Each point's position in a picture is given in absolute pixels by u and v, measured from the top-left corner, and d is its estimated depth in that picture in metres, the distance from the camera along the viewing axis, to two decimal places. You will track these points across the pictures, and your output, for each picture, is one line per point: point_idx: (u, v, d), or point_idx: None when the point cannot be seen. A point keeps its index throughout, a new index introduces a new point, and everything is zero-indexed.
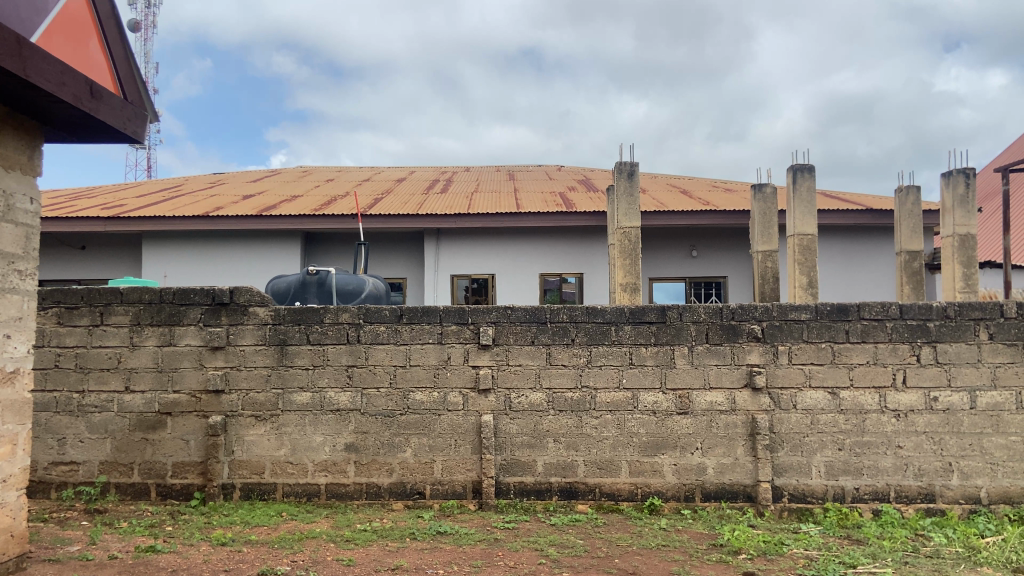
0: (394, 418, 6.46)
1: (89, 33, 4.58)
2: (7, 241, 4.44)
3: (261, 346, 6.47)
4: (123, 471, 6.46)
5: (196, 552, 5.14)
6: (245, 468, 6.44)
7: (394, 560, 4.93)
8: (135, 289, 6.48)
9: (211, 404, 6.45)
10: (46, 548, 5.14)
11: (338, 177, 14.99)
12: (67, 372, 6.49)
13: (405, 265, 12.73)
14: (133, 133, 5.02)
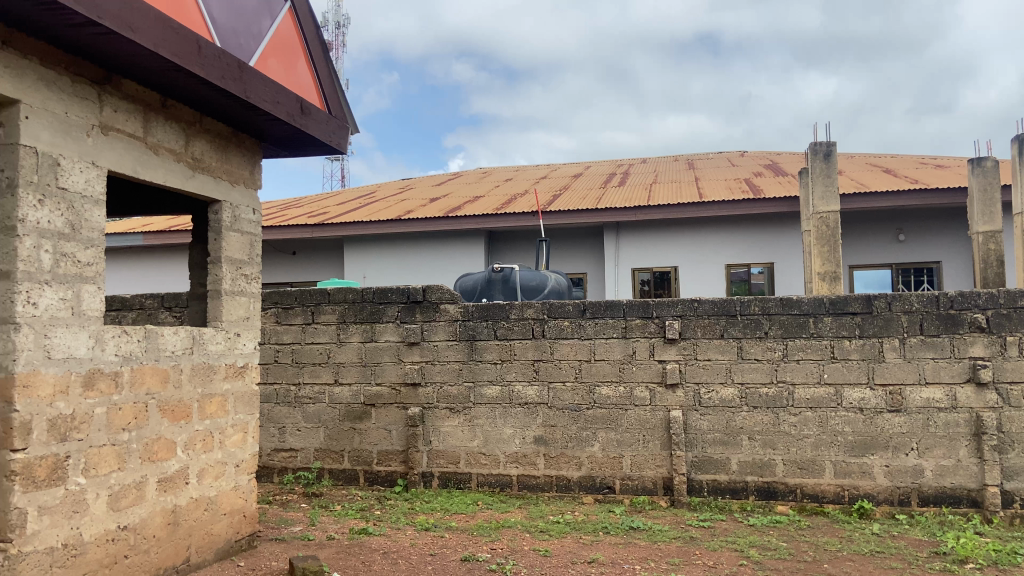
0: (582, 412, 6.49)
1: (298, 54, 4.98)
2: (235, 249, 4.92)
3: (454, 341, 6.74)
4: (335, 457, 6.98)
5: (403, 536, 5.46)
6: (442, 458, 6.74)
7: (590, 553, 4.96)
8: (340, 289, 6.98)
9: (410, 396, 6.82)
10: (274, 528, 5.67)
11: (517, 176, 15.33)
12: (285, 366, 7.11)
13: (585, 260, 12.76)
14: (338, 144, 5.40)
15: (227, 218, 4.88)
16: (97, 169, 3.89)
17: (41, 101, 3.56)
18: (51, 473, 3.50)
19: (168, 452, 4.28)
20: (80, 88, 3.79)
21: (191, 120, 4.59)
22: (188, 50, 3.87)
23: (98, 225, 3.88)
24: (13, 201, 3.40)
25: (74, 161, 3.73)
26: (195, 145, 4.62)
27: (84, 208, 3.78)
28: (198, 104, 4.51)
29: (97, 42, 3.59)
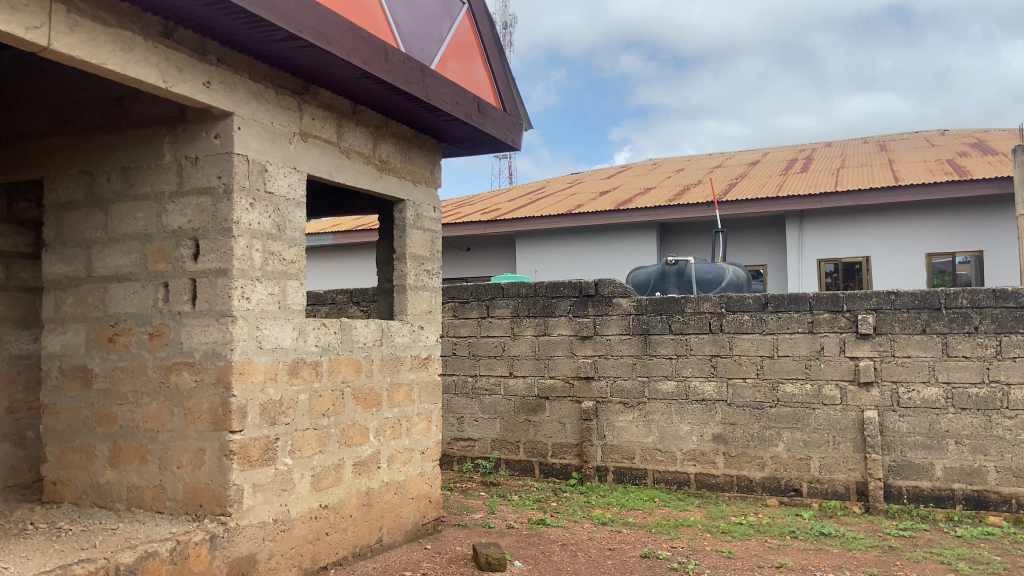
0: (764, 410, 6.21)
1: (474, 55, 5.13)
2: (418, 245, 5.15)
3: (627, 335, 6.68)
4: (511, 448, 7.14)
5: (580, 528, 5.49)
6: (617, 453, 6.70)
7: (777, 557, 4.73)
8: (514, 284, 7.12)
9: (583, 390, 6.84)
10: (457, 514, 5.89)
11: (688, 167, 14.93)
12: (463, 358, 7.35)
13: (764, 251, 12.22)
14: (512, 141, 5.52)
15: (411, 216, 5.11)
16: (299, 173, 4.20)
17: (251, 112, 3.90)
18: (263, 454, 3.83)
19: (361, 438, 4.55)
20: (282, 99, 4.12)
21: (378, 124, 4.86)
22: (376, 57, 4.08)
23: (300, 226, 4.19)
24: (230, 205, 3.74)
25: (279, 167, 4.05)
26: (382, 148, 4.87)
27: (287, 210, 4.09)
28: (384, 108, 4.76)
29: (298, 56, 3.87)
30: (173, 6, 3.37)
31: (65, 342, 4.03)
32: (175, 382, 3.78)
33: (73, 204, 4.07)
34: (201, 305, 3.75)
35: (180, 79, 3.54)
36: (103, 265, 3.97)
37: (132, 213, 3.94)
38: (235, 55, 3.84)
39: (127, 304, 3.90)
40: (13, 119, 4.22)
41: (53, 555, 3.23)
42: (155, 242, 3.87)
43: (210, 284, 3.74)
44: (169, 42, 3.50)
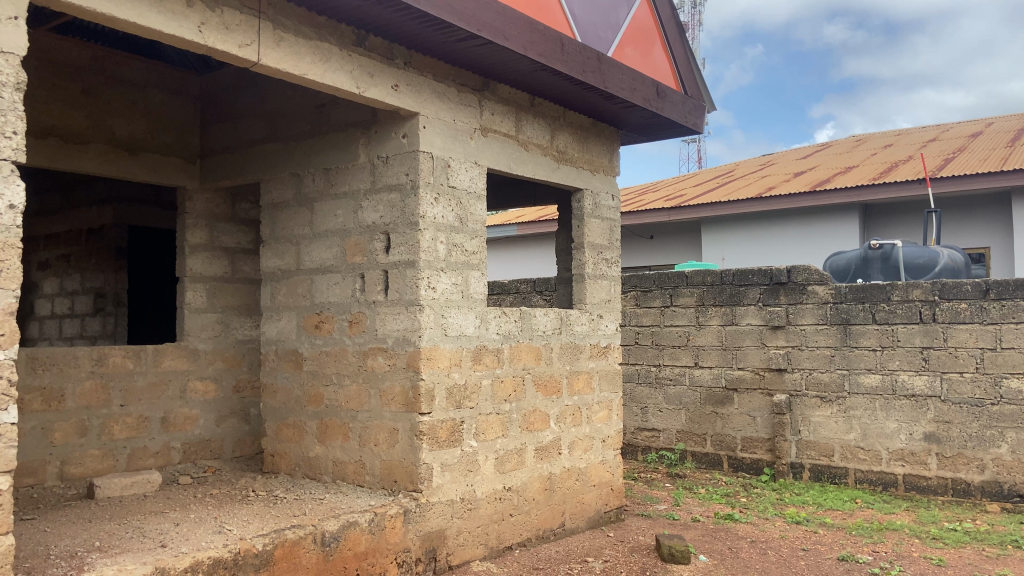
0: (984, 408, 5.62)
1: (653, 39, 5.04)
2: (596, 234, 5.16)
3: (823, 325, 6.28)
4: (698, 440, 6.96)
5: (771, 526, 5.25)
6: (812, 450, 6.32)
7: (998, 569, 4.26)
8: (698, 272, 6.92)
9: (775, 382, 6.52)
10: (641, 504, 5.85)
11: (896, 142, 13.70)
12: (646, 348, 7.26)
13: (986, 233, 10.94)
14: (693, 124, 5.37)
15: (589, 205, 5.14)
16: (480, 167, 4.37)
17: (435, 111, 4.11)
18: (450, 435, 4.04)
19: (543, 424, 4.65)
20: (464, 96, 4.29)
21: (556, 115, 4.92)
22: (553, 49, 4.14)
23: (481, 218, 4.35)
24: (417, 200, 3.97)
25: (461, 162, 4.24)
26: (560, 138, 4.94)
27: (469, 203, 4.27)
28: (562, 99, 4.81)
29: (477, 54, 4.02)
30: (364, 16, 3.63)
31: (279, 329, 4.48)
32: (372, 366, 4.08)
33: (284, 204, 4.51)
34: (393, 295, 4.02)
35: (371, 84, 3.81)
36: (310, 259, 4.36)
37: (333, 210, 4.30)
38: (420, 57, 4.07)
39: (329, 294, 4.26)
40: (235, 129, 4.71)
41: (271, 519, 3.63)
42: (353, 237, 4.20)
43: (400, 275, 4.00)
44: (361, 50, 3.78)
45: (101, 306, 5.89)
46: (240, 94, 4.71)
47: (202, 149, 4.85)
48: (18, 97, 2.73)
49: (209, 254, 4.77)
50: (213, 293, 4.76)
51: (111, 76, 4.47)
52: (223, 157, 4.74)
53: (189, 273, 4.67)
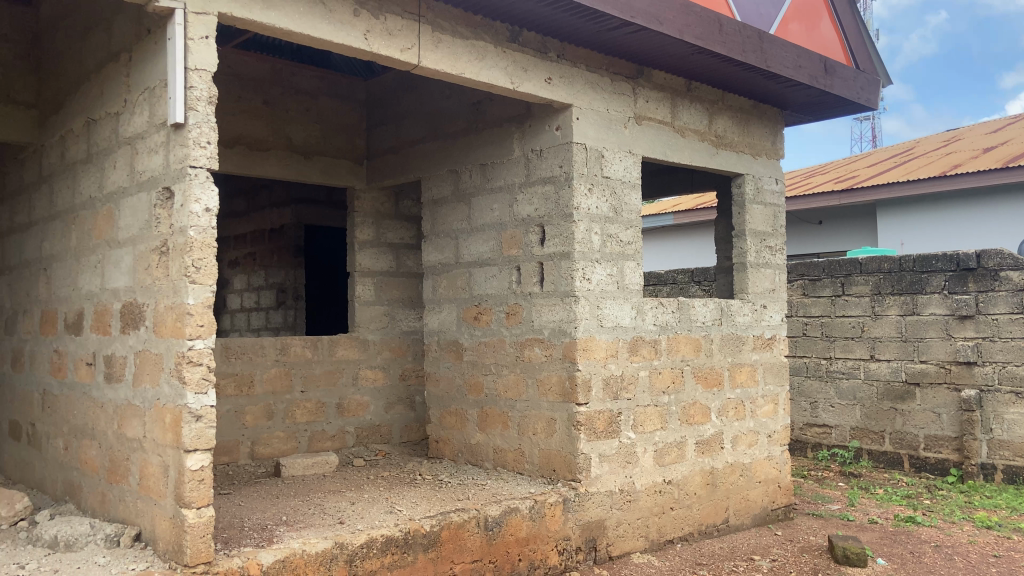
0: None
1: (820, 13, 4.76)
2: (759, 221, 4.96)
3: (1019, 314, 5.75)
4: (874, 438, 6.52)
5: (959, 531, 4.83)
6: (1008, 450, 5.75)
7: None
8: (874, 258, 6.46)
9: (963, 376, 6.01)
10: (811, 503, 5.56)
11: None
12: (815, 340, 6.86)
13: None
14: (866, 101, 5.00)
15: (750, 191, 4.94)
16: (635, 156, 4.31)
17: (588, 101, 4.10)
18: (608, 426, 4.03)
19: (703, 417, 4.53)
20: (618, 85, 4.26)
21: (714, 99, 4.76)
22: (710, 30, 4.01)
23: (636, 207, 4.30)
24: (571, 192, 3.99)
25: (615, 152, 4.21)
26: (719, 123, 4.77)
27: (624, 192, 4.23)
28: (720, 82, 4.65)
29: (630, 41, 3.97)
30: (517, 12, 3.70)
31: (440, 320, 4.65)
32: (529, 356, 4.15)
33: (443, 200, 4.66)
34: (549, 286, 4.06)
35: (525, 78, 3.87)
36: (469, 253, 4.49)
37: (489, 204, 4.41)
38: (573, 49, 4.08)
39: (487, 286, 4.38)
40: (397, 130, 4.94)
41: (437, 502, 3.80)
42: (509, 230, 4.28)
43: (555, 266, 4.04)
44: (515, 45, 3.85)
45: (283, 300, 6.39)
46: (402, 96, 4.92)
47: (368, 150, 5.12)
48: (211, 110, 3.03)
49: (375, 250, 5.05)
50: (380, 287, 5.03)
51: (287, 86, 4.82)
52: (387, 157, 4.98)
53: (359, 268, 4.95)
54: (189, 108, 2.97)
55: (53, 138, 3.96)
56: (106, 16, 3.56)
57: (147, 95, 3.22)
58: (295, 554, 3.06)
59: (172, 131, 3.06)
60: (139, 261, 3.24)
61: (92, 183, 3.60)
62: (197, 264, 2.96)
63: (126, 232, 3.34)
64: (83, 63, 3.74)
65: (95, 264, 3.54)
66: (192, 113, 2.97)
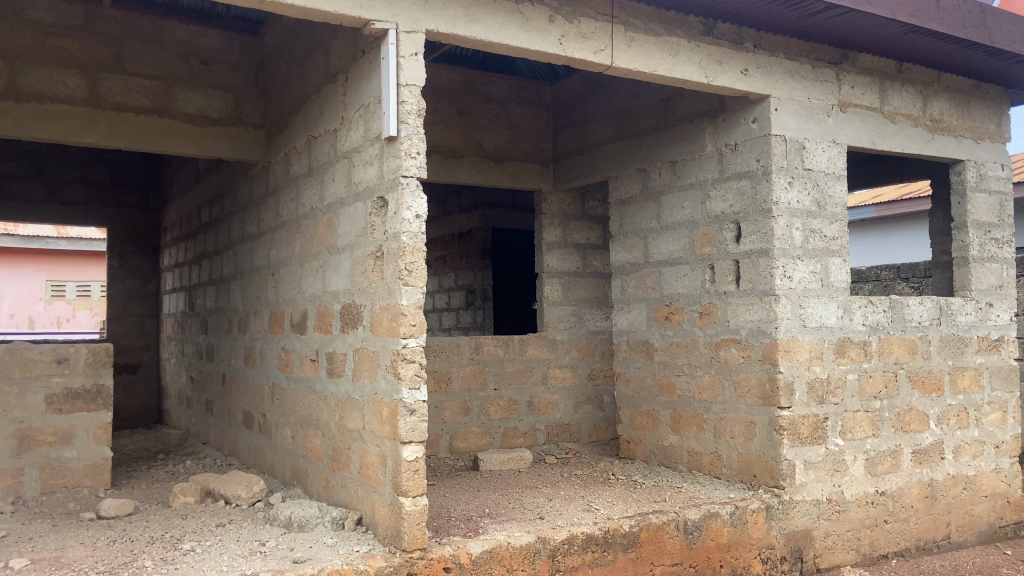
0: None
1: None
2: (983, 211, 4.52)
3: None
4: None
5: None
6: None
7: None
8: None
9: None
10: None
11: None
12: None
13: None
14: None
15: (973, 178, 4.51)
16: (839, 146, 4.07)
17: (788, 91, 3.93)
18: (814, 432, 3.83)
19: (921, 424, 4.19)
20: (819, 72, 4.04)
21: (928, 81, 4.39)
22: (926, 7, 3.70)
23: (841, 200, 4.06)
24: (769, 186, 3.83)
25: (817, 142, 3.99)
26: (934, 106, 4.39)
27: (828, 184, 4.01)
28: (935, 61, 4.28)
29: (834, 25, 3.75)
30: (712, 5, 3.61)
31: (630, 320, 4.62)
32: (725, 358, 4.03)
33: (632, 199, 4.63)
34: (745, 285, 3.93)
35: (720, 72, 3.77)
36: (659, 252, 4.44)
37: (680, 202, 4.33)
38: (770, 37, 3.93)
39: (679, 285, 4.30)
40: (584, 132, 4.98)
41: (634, 502, 3.78)
42: (701, 227, 4.18)
43: (753, 264, 3.90)
44: (710, 38, 3.77)
45: (472, 301, 6.60)
46: (589, 98, 4.96)
47: (555, 152, 5.20)
48: (420, 122, 3.20)
49: (563, 251, 5.12)
50: (568, 287, 5.10)
51: (479, 95, 5.00)
52: (574, 158, 5.03)
53: (547, 269, 5.05)
54: (401, 121, 3.16)
55: (278, 156, 4.37)
56: (325, 41, 3.88)
57: (363, 112, 3.47)
58: (502, 546, 3.17)
59: (386, 143, 3.26)
60: (356, 266, 3.50)
61: (313, 195, 3.93)
62: (409, 267, 3.13)
63: (344, 239, 3.62)
64: (304, 86, 4.09)
65: (316, 269, 3.86)
66: (404, 126, 3.16)
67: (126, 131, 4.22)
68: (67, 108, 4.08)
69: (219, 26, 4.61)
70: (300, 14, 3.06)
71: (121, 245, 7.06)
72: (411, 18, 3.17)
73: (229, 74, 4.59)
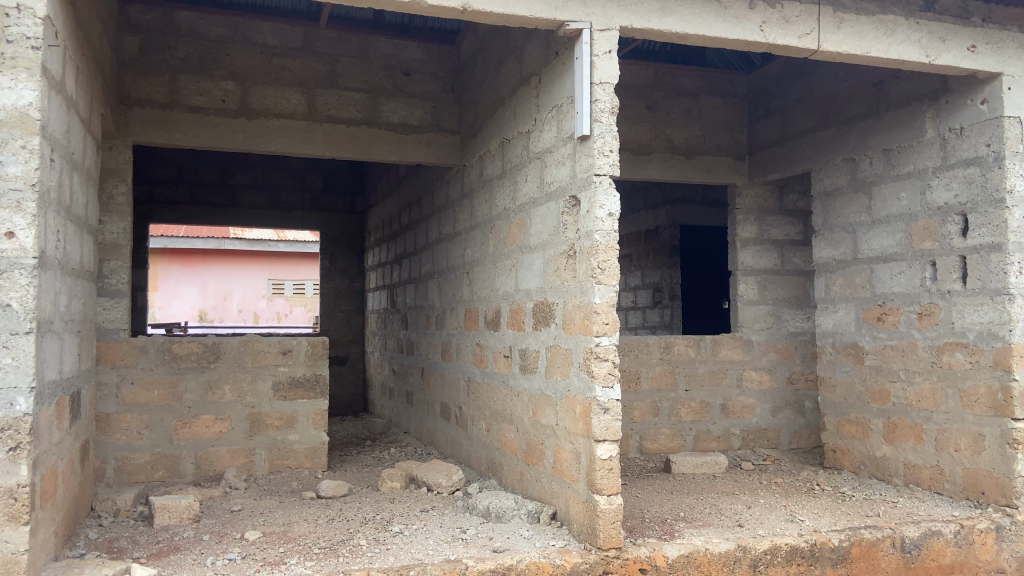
0: None
1: None
2: None
3: None
4: None
5: None
6: None
7: None
8: None
9: None
10: None
11: None
12: None
13: None
14: None
15: None
16: None
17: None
18: None
19: None
20: None
21: None
22: None
23: None
24: (1002, 172, 3.43)
25: None
26: None
27: None
28: None
29: None
30: None
31: (836, 321, 4.32)
32: (948, 363, 3.67)
33: (838, 191, 4.32)
34: (974, 284, 3.55)
35: (943, 49, 3.46)
36: (870, 247, 4.11)
37: (895, 193, 3.99)
38: (1000, 10, 3.58)
39: (894, 284, 3.96)
40: (783, 122, 4.72)
41: (842, 516, 3.53)
42: (920, 220, 3.83)
43: (982, 260, 3.52)
44: (931, 14, 3.47)
45: (660, 300, 6.49)
46: (789, 85, 4.70)
47: (751, 144, 4.98)
48: (613, 120, 3.17)
49: (760, 247, 4.90)
50: (765, 286, 4.87)
51: (670, 89, 4.88)
52: (771, 150, 4.78)
53: (742, 266, 4.85)
54: (595, 120, 3.15)
55: (473, 158, 4.53)
56: (519, 45, 3.97)
57: (556, 112, 3.51)
58: (699, 551, 3.09)
59: (579, 143, 3.27)
60: (549, 264, 3.55)
61: (507, 196, 4.04)
62: (602, 266, 3.12)
63: (537, 238, 3.68)
64: (499, 90, 4.21)
65: (510, 268, 3.96)
66: (597, 125, 3.15)
67: (339, 141, 4.56)
68: (289, 123, 4.47)
69: (419, 38, 4.86)
70: (498, 20, 3.15)
71: (331, 247, 7.66)
72: (605, 16, 3.16)
73: (427, 83, 4.82)
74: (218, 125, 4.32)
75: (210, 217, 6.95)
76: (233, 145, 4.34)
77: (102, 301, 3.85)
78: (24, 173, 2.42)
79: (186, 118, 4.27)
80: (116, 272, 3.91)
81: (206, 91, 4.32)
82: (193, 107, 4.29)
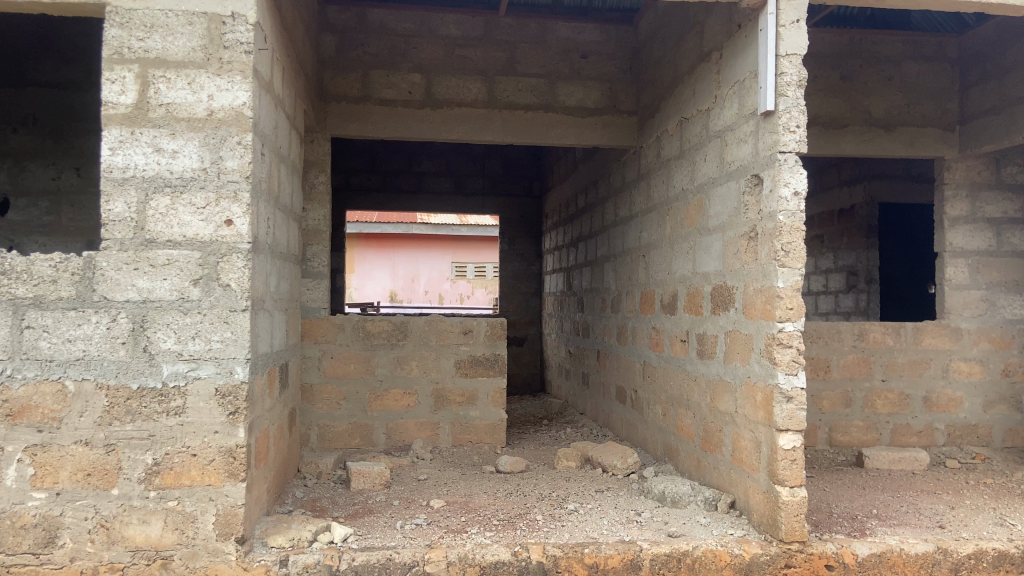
0: None
1: None
2: None
3: None
4: None
5: None
6: None
7: None
8: None
9: None
10: None
11: None
12: None
13: None
14: None
15: None
16: None
17: None
18: None
19: None
20: None
21: None
22: None
23: None
24: None
25: None
26: None
27: None
28: None
29: None
30: None
31: None
32: None
33: None
34: None
35: None
36: None
37: None
38: None
39: None
40: (1000, 87, 4.22)
41: None
42: None
43: None
44: None
45: (854, 283, 6.04)
46: (1008, 46, 4.19)
47: (962, 113, 4.50)
48: (801, 93, 2.99)
49: (971, 226, 4.44)
50: (976, 269, 4.41)
51: (868, 57, 4.51)
52: (987, 119, 4.30)
53: (949, 247, 4.42)
54: (780, 94, 2.99)
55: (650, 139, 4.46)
56: (699, 19, 3.84)
57: (738, 88, 3.36)
58: (893, 551, 2.87)
59: (763, 118, 3.11)
60: (729, 246, 3.43)
61: (685, 176, 3.94)
62: (786, 247, 2.96)
63: (716, 219, 3.56)
64: (677, 67, 4.11)
65: (687, 250, 3.87)
66: (782, 99, 2.98)
67: (517, 127, 4.67)
68: (470, 111, 4.63)
69: (597, 19, 4.84)
70: None
71: (510, 231, 7.86)
72: None
73: (604, 65, 4.81)
74: (405, 116, 4.56)
75: (399, 203, 7.36)
76: (419, 135, 4.58)
77: (306, 282, 4.22)
78: (240, 166, 2.71)
79: (377, 110, 4.54)
80: (318, 255, 4.26)
81: (395, 85, 4.57)
82: (383, 99, 4.55)
